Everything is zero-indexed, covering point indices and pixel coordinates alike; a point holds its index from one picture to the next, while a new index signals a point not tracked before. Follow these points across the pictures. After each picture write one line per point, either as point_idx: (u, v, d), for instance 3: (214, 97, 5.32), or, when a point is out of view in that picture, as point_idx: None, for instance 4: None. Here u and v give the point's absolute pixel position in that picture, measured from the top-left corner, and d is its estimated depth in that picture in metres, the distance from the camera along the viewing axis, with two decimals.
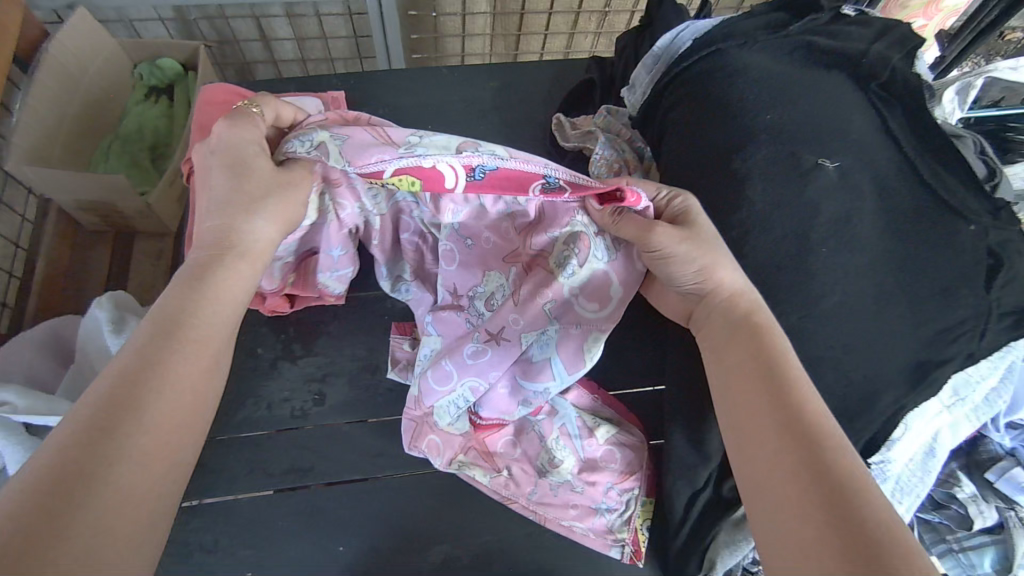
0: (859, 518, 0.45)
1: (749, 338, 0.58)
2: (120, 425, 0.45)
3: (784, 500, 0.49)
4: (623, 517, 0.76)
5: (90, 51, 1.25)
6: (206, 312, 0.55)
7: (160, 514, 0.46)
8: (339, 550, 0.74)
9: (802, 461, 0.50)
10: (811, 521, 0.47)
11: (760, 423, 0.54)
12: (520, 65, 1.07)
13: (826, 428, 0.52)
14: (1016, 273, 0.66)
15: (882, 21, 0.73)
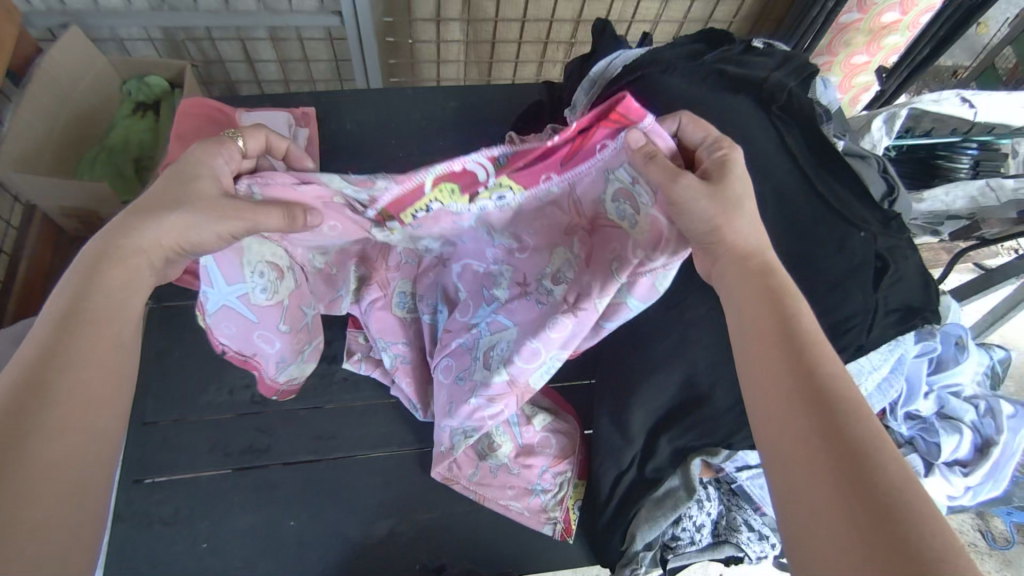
0: (871, 476, 0.43)
1: (769, 301, 0.55)
2: (32, 409, 0.45)
3: (795, 465, 0.46)
4: (556, 497, 0.83)
5: (79, 68, 1.33)
6: (103, 294, 0.53)
7: (90, 484, 0.46)
8: (289, 524, 0.82)
9: (815, 426, 0.47)
10: (823, 487, 0.44)
11: (775, 386, 0.51)
12: (479, 89, 1.17)
13: (846, 393, 0.48)
14: (902, 273, 0.75)
15: (784, 53, 0.85)
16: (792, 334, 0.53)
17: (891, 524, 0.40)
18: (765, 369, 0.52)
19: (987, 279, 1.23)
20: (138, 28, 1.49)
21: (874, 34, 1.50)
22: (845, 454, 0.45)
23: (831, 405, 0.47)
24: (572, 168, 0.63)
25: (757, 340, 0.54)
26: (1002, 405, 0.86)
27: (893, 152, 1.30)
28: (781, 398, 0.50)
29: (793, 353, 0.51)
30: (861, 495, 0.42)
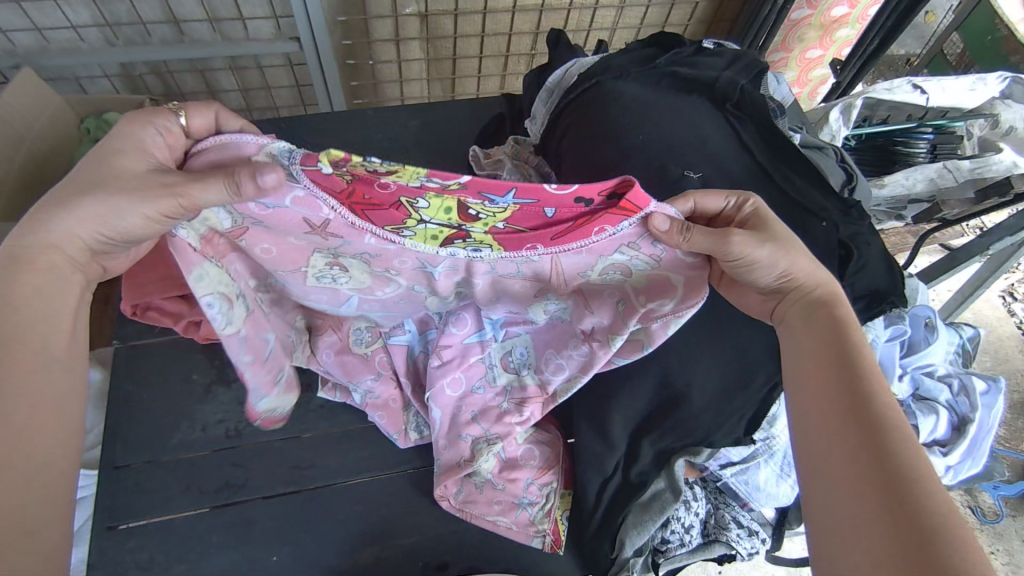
0: (916, 503, 0.46)
1: (830, 326, 0.59)
2: None
3: (842, 478, 0.51)
4: (544, 509, 0.82)
5: (33, 107, 1.31)
6: (28, 310, 0.56)
7: (47, 496, 0.52)
8: (271, 560, 0.79)
9: (863, 445, 0.51)
10: (866, 501, 0.48)
11: (828, 405, 0.55)
12: (439, 107, 1.18)
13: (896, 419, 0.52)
14: (865, 260, 0.76)
15: (732, 51, 0.88)
16: (848, 358, 0.56)
17: (931, 544, 0.44)
18: (821, 392, 0.56)
19: (952, 259, 1.26)
20: (94, 65, 1.46)
21: (826, 28, 1.53)
22: (890, 480, 0.48)
23: (884, 432, 0.51)
24: (561, 245, 0.62)
25: (815, 366, 0.58)
26: (975, 383, 0.87)
27: (852, 142, 1.30)
28: (836, 421, 0.54)
29: (848, 379, 0.55)
30: (902, 517, 0.46)
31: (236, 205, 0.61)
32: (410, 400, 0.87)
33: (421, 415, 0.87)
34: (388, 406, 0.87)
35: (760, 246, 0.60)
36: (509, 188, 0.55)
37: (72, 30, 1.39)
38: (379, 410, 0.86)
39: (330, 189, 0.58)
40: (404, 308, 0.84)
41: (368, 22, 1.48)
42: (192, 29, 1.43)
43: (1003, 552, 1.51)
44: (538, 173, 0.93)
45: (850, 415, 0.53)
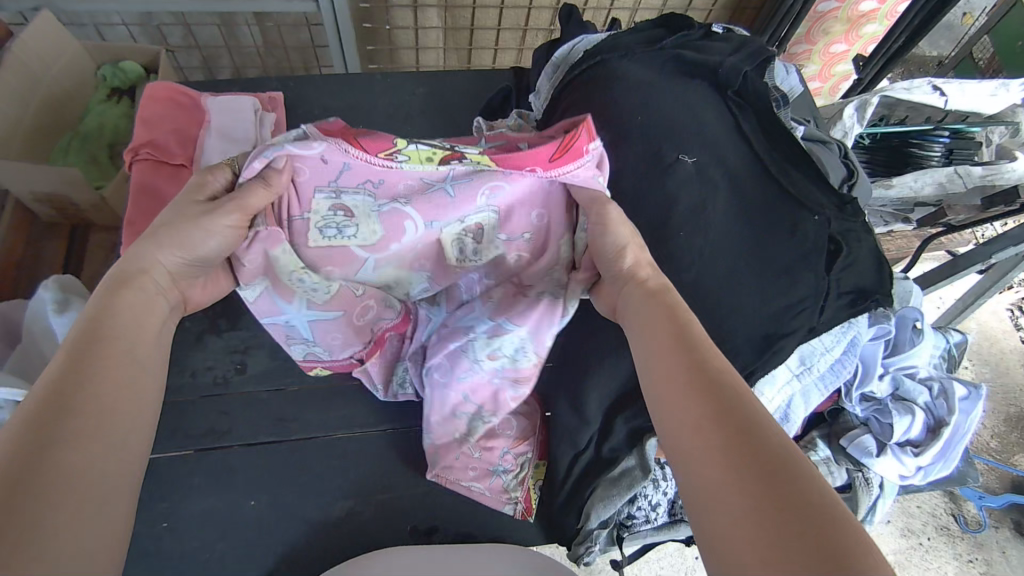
0: (767, 459, 0.43)
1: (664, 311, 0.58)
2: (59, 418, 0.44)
3: (701, 456, 0.46)
4: (517, 478, 0.83)
5: (53, 52, 1.32)
6: (124, 319, 0.54)
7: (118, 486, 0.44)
8: (249, 505, 0.82)
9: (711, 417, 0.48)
10: (726, 475, 0.44)
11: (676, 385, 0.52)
12: (447, 76, 1.18)
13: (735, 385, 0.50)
14: (853, 257, 0.76)
15: (740, 38, 0.88)
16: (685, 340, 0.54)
17: (789, 501, 0.41)
18: (669, 374, 0.53)
19: (953, 266, 1.24)
20: (115, 13, 1.47)
21: (852, 23, 1.50)
22: (738, 436, 0.45)
23: (723, 391, 0.49)
24: (560, 167, 0.67)
25: (658, 348, 0.55)
26: (955, 387, 0.87)
27: (866, 141, 1.29)
28: (683, 394, 0.51)
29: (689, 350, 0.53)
30: (762, 481, 0.42)
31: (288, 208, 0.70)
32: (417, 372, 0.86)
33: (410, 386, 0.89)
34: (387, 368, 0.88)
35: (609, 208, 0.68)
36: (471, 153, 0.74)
37: None
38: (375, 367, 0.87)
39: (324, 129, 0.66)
40: (433, 276, 0.80)
41: None
42: None
43: (981, 561, 1.53)
44: None
45: (693, 384, 0.50)
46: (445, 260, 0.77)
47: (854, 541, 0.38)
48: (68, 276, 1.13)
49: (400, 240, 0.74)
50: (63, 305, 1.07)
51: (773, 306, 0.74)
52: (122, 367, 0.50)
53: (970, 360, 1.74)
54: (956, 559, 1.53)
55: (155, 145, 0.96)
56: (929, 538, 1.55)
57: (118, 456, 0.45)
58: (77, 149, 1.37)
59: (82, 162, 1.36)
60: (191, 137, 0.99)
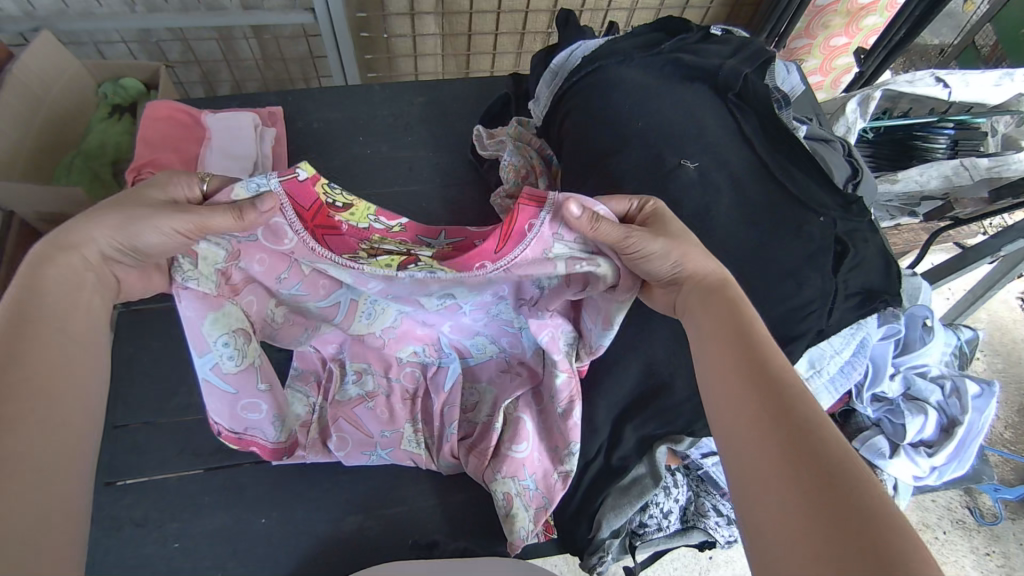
0: (816, 449, 0.44)
1: (722, 303, 0.58)
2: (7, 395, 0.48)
3: (751, 442, 0.47)
4: (527, 507, 0.79)
5: (53, 72, 1.32)
6: (54, 296, 0.56)
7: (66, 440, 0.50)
8: (259, 522, 0.83)
9: (765, 407, 0.48)
10: (771, 460, 0.45)
11: (733, 373, 0.53)
12: (445, 85, 1.18)
13: (792, 378, 0.50)
14: (860, 257, 0.75)
15: (738, 40, 0.88)
16: (742, 329, 0.55)
17: (834, 487, 0.42)
18: (727, 363, 0.54)
19: (962, 259, 1.23)
20: (113, 31, 1.48)
21: (852, 15, 1.48)
22: (797, 433, 0.46)
23: (782, 384, 0.49)
24: (506, 256, 0.63)
25: (715, 339, 0.56)
26: (967, 385, 0.86)
27: (870, 135, 1.28)
28: (738, 386, 0.51)
29: (745, 342, 0.54)
30: (808, 467, 0.43)
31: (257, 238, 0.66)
32: (406, 416, 0.85)
33: (392, 440, 0.85)
34: (385, 410, 0.85)
35: (654, 240, 0.59)
36: (441, 232, 0.69)
37: None
38: (347, 421, 0.84)
39: (294, 204, 0.62)
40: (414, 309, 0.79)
41: None
42: None
43: (999, 554, 1.51)
44: (542, 157, 0.95)
45: (751, 377, 0.51)
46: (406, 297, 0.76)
47: (898, 527, 0.39)
48: None
49: (370, 285, 0.72)
50: None
51: (779, 310, 0.73)
52: (51, 339, 0.53)
53: (982, 351, 1.72)
54: (973, 552, 1.51)
55: (158, 164, 0.97)
56: (945, 532, 1.53)
57: (53, 435, 0.49)
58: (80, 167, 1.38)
59: (86, 180, 1.36)
60: (193, 155, 0.99)
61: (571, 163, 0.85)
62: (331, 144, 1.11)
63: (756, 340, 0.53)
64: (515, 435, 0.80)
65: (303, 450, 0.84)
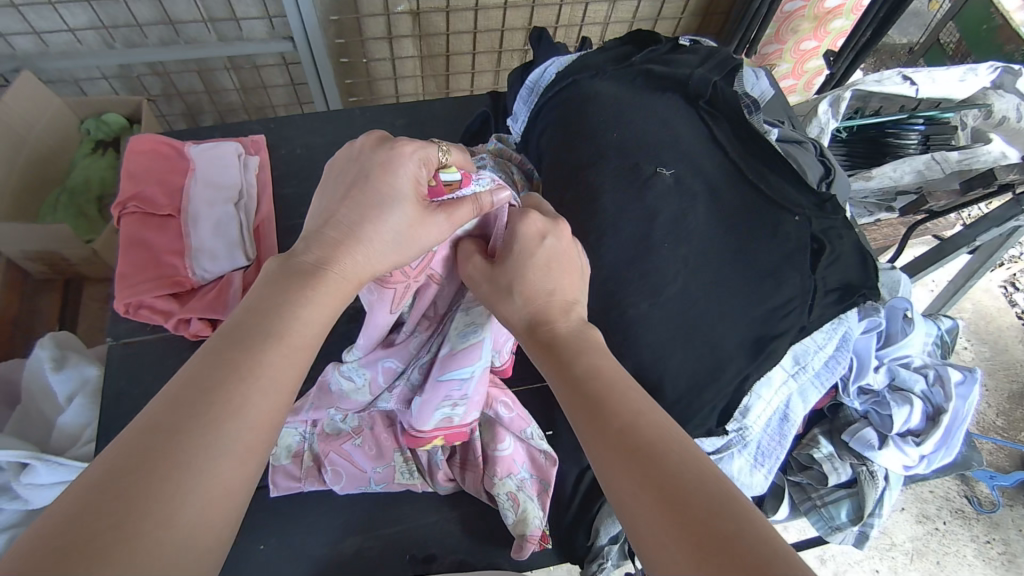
0: (695, 511, 0.39)
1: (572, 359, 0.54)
2: (213, 412, 0.42)
3: (633, 520, 0.41)
4: (526, 506, 0.81)
5: (36, 111, 1.33)
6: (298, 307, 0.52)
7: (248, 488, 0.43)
8: (259, 549, 0.83)
9: (634, 476, 0.43)
10: (654, 535, 0.40)
11: (594, 442, 0.47)
12: (426, 105, 1.20)
13: (656, 432, 0.45)
14: (836, 254, 0.77)
15: (708, 49, 0.91)
16: (591, 389, 0.50)
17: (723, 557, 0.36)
18: (587, 425, 0.48)
19: (941, 251, 1.25)
20: (93, 67, 1.48)
21: (820, 20, 1.52)
22: (670, 493, 0.40)
23: (648, 448, 0.44)
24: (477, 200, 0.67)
25: (573, 403, 0.51)
26: (950, 373, 0.88)
27: (843, 134, 1.29)
28: (602, 453, 0.46)
29: (601, 408, 0.48)
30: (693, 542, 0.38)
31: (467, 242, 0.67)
32: (393, 446, 0.85)
33: (385, 475, 0.85)
34: (373, 444, 0.84)
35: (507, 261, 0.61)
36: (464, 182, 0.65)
37: (70, 34, 1.40)
38: (338, 455, 0.84)
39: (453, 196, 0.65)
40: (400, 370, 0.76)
41: (360, 20, 1.48)
42: (187, 29, 1.43)
43: (999, 541, 1.52)
44: (520, 171, 0.89)
45: (611, 444, 0.45)
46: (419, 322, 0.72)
47: None
48: (66, 332, 1.14)
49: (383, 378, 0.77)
50: (61, 362, 1.08)
51: (761, 310, 0.75)
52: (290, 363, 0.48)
53: (968, 341, 1.74)
54: (973, 541, 1.52)
55: (141, 197, 0.97)
56: (945, 522, 1.54)
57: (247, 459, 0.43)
58: (65, 204, 1.38)
59: (72, 217, 1.36)
60: (177, 188, 0.99)
61: (549, 176, 0.86)
62: (315, 169, 1.12)
63: (609, 404, 0.48)
64: (495, 434, 0.82)
65: (299, 481, 0.85)
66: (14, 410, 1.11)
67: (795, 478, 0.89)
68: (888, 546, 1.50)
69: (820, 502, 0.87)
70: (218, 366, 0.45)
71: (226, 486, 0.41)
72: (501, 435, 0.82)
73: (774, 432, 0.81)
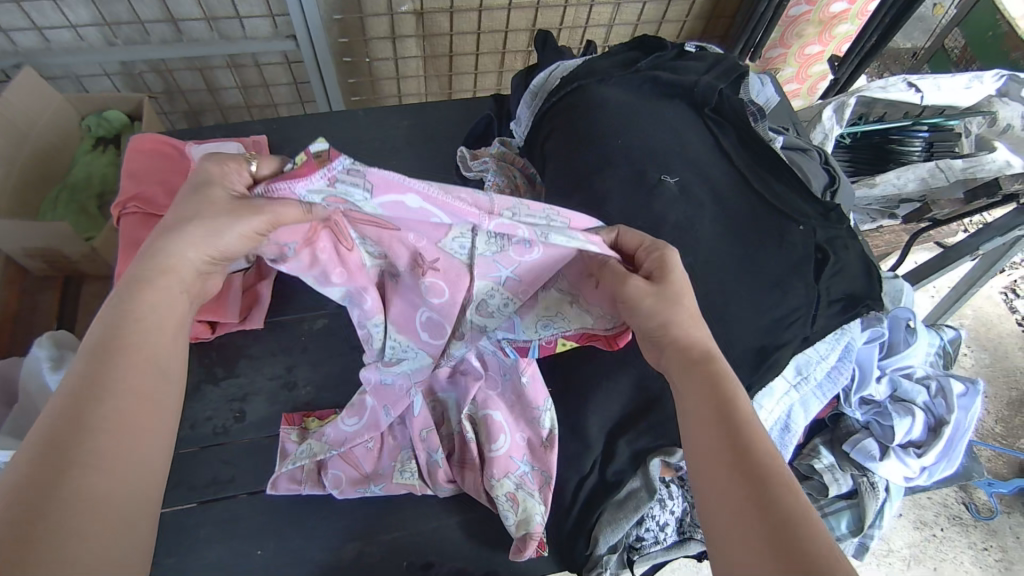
0: (801, 548, 0.43)
1: (700, 371, 0.57)
2: (79, 436, 0.46)
3: (738, 536, 0.47)
4: (526, 501, 0.80)
5: (36, 108, 1.33)
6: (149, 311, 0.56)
7: (146, 486, 0.49)
8: (256, 553, 0.83)
9: (750, 500, 0.48)
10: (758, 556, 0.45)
11: (714, 456, 0.52)
12: (429, 107, 1.20)
13: (776, 467, 0.49)
14: (840, 265, 0.76)
15: (714, 56, 0.90)
16: (722, 407, 0.54)
17: None
18: (708, 437, 0.53)
19: (944, 259, 1.24)
20: (94, 64, 1.47)
21: (825, 24, 1.51)
22: (777, 528, 0.45)
23: (765, 482, 0.48)
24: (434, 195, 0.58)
25: (699, 414, 0.55)
26: (952, 384, 0.87)
27: (847, 140, 1.30)
28: (721, 468, 0.51)
29: (726, 429, 0.52)
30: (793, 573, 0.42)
31: (413, 214, 0.61)
32: (396, 445, 0.86)
33: (386, 475, 0.85)
34: (381, 448, 0.86)
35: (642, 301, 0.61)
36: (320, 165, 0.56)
37: (72, 30, 1.39)
38: (340, 460, 0.85)
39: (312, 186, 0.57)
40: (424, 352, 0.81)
41: (364, 19, 1.47)
42: (189, 27, 1.43)
43: (997, 548, 1.52)
44: (524, 174, 0.95)
45: (733, 465, 0.50)
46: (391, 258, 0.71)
47: None
48: (65, 331, 1.14)
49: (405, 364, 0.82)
50: (59, 360, 1.08)
51: (764, 321, 0.74)
52: (142, 368, 0.52)
53: (969, 347, 1.74)
54: (971, 548, 1.52)
55: (141, 198, 0.96)
56: (943, 529, 1.54)
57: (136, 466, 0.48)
58: (65, 202, 1.37)
59: (72, 215, 1.35)
60: (178, 189, 0.99)
61: (553, 182, 0.86)
62: None
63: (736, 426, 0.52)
64: (491, 434, 0.81)
65: (300, 485, 0.85)
66: (12, 408, 1.10)
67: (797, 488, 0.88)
68: (886, 552, 1.50)
69: (822, 513, 0.86)
70: (80, 389, 0.49)
71: (108, 492, 0.45)
72: (494, 431, 0.81)
73: (774, 442, 0.81)
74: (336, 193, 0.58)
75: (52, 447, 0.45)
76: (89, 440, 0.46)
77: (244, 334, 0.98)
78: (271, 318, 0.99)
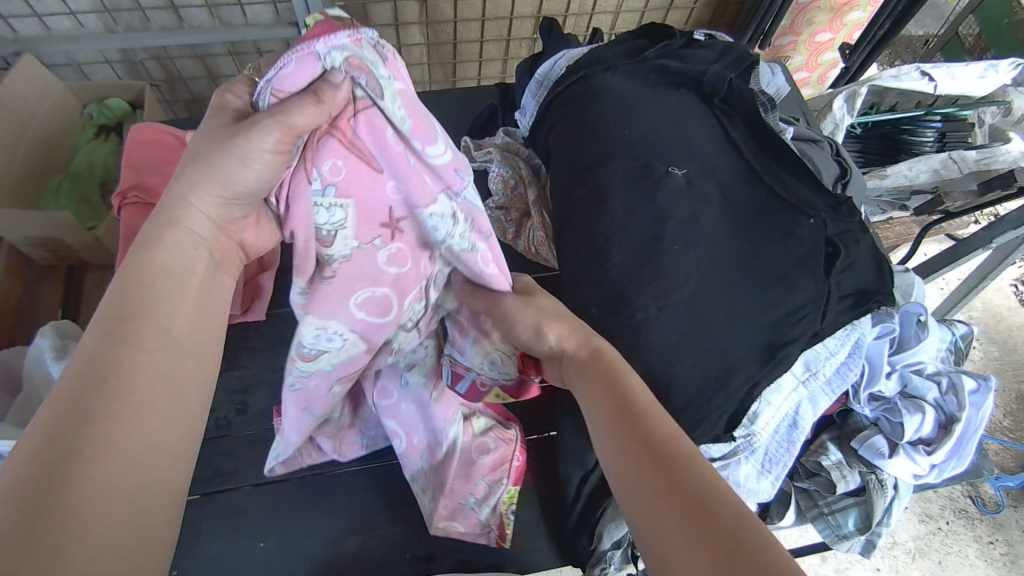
0: (710, 518, 0.41)
1: (600, 371, 0.59)
2: (87, 423, 0.44)
3: (651, 521, 0.44)
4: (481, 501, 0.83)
5: (35, 96, 1.31)
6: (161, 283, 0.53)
7: (170, 477, 0.46)
8: (259, 547, 0.83)
9: (658, 483, 0.46)
10: (672, 538, 0.42)
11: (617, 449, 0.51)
12: (431, 96, 1.18)
13: (683, 449, 0.48)
14: (851, 260, 0.75)
15: (723, 45, 0.88)
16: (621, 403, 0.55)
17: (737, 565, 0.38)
18: (612, 436, 0.53)
19: (955, 251, 1.22)
20: (95, 51, 1.45)
21: (836, 11, 1.48)
22: (690, 504, 0.43)
23: (673, 462, 0.47)
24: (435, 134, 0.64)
25: (602, 414, 0.55)
26: (963, 381, 0.86)
27: (858, 130, 1.27)
28: (624, 461, 0.49)
29: (633, 421, 0.52)
30: (706, 546, 0.40)
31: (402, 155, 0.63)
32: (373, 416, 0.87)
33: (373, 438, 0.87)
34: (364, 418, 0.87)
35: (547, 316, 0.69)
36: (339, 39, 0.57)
37: (71, 16, 1.37)
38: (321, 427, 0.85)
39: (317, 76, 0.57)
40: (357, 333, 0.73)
41: (366, 7, 1.45)
42: (189, 14, 1.41)
43: (1002, 541, 1.51)
44: (529, 165, 0.95)
45: (637, 455, 0.49)
46: (356, 221, 0.65)
47: None
48: (68, 322, 1.13)
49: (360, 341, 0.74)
50: (62, 351, 1.07)
51: (771, 317, 0.73)
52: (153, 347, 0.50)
53: (978, 340, 1.71)
54: (977, 542, 1.51)
55: (141, 187, 0.95)
56: (948, 522, 1.53)
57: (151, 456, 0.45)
58: (67, 191, 1.35)
59: (75, 204, 1.34)
60: None
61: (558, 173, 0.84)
62: None
63: (639, 418, 0.52)
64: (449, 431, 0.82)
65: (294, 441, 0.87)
66: (16, 399, 1.10)
67: (803, 485, 0.87)
68: (891, 545, 1.49)
69: (828, 511, 0.86)
70: (86, 371, 0.46)
71: (122, 479, 0.43)
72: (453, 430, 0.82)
73: (782, 438, 0.80)
74: (361, 53, 0.57)
75: (59, 434, 0.43)
76: (95, 430, 0.44)
77: (245, 327, 0.97)
78: (273, 310, 0.98)
